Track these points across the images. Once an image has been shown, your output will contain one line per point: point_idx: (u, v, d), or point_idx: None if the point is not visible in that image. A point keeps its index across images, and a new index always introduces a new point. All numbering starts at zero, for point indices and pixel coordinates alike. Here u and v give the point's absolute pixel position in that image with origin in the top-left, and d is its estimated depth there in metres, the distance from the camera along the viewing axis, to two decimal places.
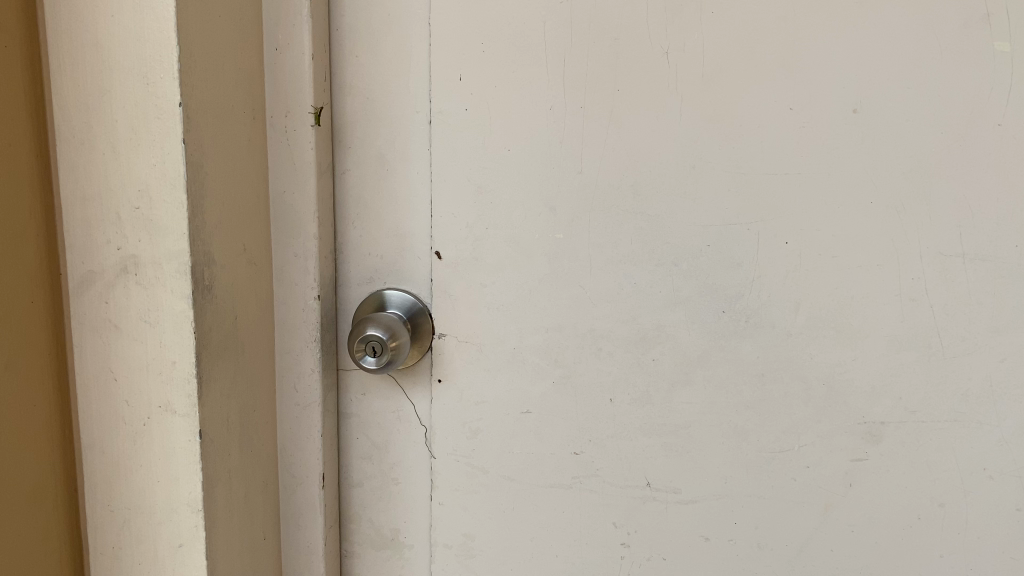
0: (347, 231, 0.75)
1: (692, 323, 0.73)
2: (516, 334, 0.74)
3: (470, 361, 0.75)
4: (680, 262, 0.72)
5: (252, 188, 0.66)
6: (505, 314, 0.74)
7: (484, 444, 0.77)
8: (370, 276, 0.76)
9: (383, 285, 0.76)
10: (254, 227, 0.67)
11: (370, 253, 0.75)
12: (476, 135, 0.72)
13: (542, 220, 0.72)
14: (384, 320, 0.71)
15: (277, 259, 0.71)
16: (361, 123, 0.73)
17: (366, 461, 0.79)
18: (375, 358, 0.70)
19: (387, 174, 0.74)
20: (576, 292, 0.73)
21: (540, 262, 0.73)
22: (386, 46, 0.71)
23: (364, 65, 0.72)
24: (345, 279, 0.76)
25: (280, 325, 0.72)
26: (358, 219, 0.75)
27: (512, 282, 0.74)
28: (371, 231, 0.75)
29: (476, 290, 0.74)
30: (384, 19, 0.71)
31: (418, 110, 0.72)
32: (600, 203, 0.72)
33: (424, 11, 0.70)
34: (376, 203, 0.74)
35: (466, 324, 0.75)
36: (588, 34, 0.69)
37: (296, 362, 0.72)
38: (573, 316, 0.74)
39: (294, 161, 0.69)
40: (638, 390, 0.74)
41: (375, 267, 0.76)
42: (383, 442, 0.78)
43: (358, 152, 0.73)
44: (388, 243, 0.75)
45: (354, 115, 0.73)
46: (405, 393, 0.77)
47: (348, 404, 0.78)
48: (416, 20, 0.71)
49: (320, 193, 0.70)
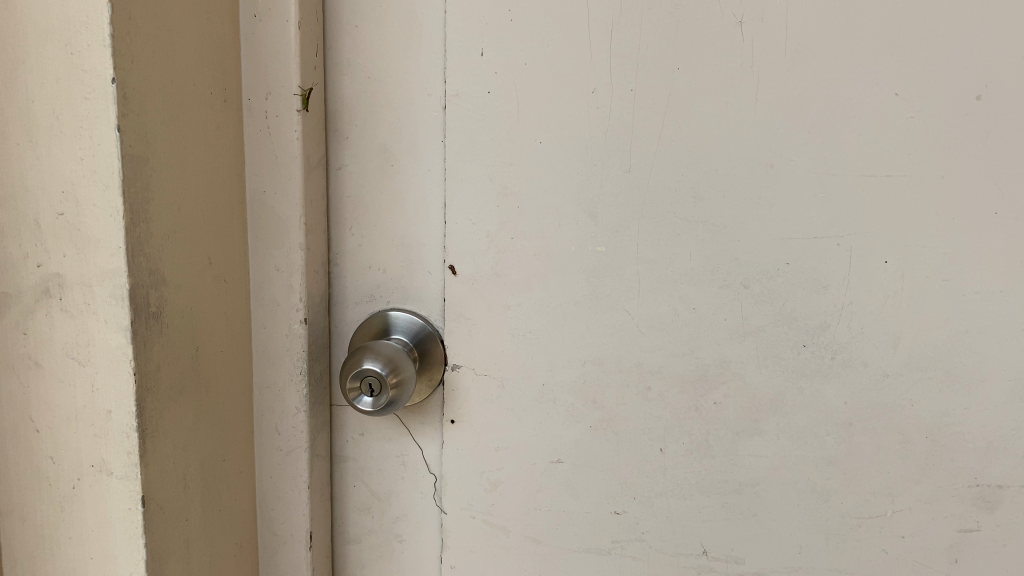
0: (344, 240, 0.62)
1: (765, 359, 0.59)
2: (545, 368, 0.61)
3: (490, 399, 0.62)
4: (751, 283, 0.58)
5: (220, 187, 0.53)
6: (533, 344, 0.61)
7: (505, 499, 0.63)
8: (370, 293, 0.63)
9: (386, 304, 0.63)
10: (224, 236, 0.54)
11: (369, 266, 0.62)
12: (500, 124, 0.58)
13: (581, 230, 0.59)
14: (384, 352, 0.58)
15: (256, 274, 0.58)
16: (360, 108, 0.60)
17: (363, 514, 0.66)
18: (373, 398, 0.57)
19: (392, 171, 0.60)
20: (620, 318, 0.60)
21: (577, 281, 0.59)
22: (392, 13, 0.58)
23: (365, 37, 0.59)
24: (341, 297, 0.63)
25: (258, 353, 0.59)
26: (356, 225, 0.62)
27: (542, 304, 0.60)
28: (372, 240, 0.62)
29: (498, 313, 0.61)
30: None
31: (431, 92, 0.59)
32: (653, 209, 0.58)
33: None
34: (378, 206, 0.61)
35: (485, 354, 0.61)
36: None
37: (278, 398, 0.60)
38: (617, 347, 0.60)
39: (275, 155, 0.56)
40: (694, 440, 0.61)
41: (377, 283, 0.62)
42: (384, 492, 0.65)
43: (356, 144, 0.60)
44: (392, 254, 0.62)
45: (353, 99, 0.60)
46: (412, 434, 0.64)
47: (343, 445, 0.65)
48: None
49: (307, 195, 0.57)
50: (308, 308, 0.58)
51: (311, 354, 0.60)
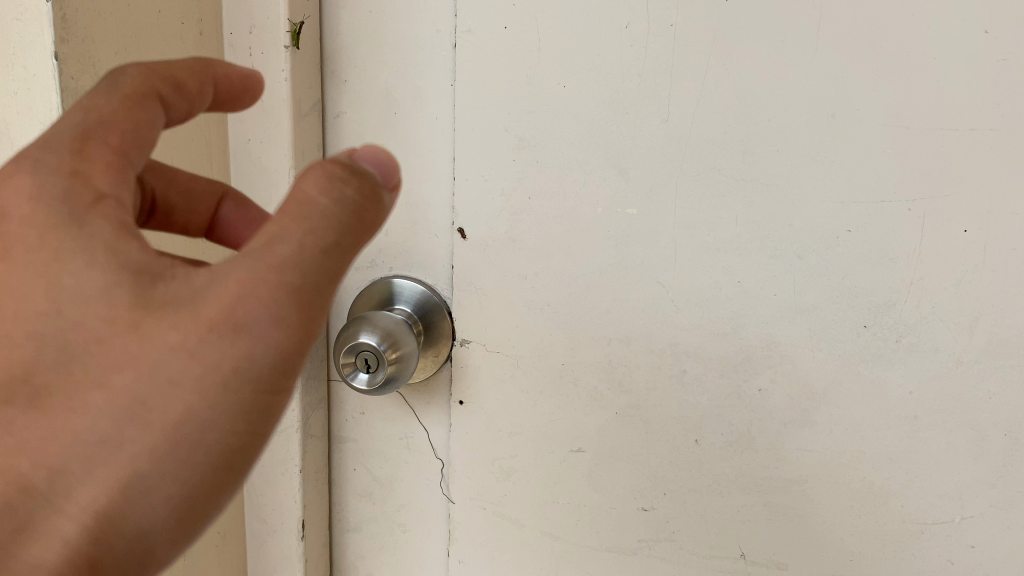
0: None
1: (819, 341, 0.51)
2: (566, 345, 0.54)
3: (504, 379, 0.55)
4: (806, 254, 0.50)
5: (192, 135, 0.47)
6: (553, 318, 0.54)
7: (520, 491, 0.57)
8: (371, 258, 0.56)
9: (389, 271, 0.56)
10: None
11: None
12: (518, 65, 0.50)
13: (610, 188, 0.51)
14: (383, 324, 0.51)
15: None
16: (360, 47, 0.53)
17: (365, 500, 0.60)
18: (369, 375, 0.51)
19: (396, 118, 0.53)
20: (653, 291, 0.52)
21: (604, 248, 0.52)
22: None
23: None
24: None
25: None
26: None
27: (564, 274, 0.53)
28: None
29: (513, 283, 0.54)
30: None
31: (440, 28, 0.51)
32: (693, 166, 0.50)
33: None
34: None
35: (498, 328, 0.54)
36: None
37: None
38: (648, 325, 0.53)
39: (260, 99, 0.49)
40: (734, 430, 0.53)
41: (379, 247, 0.56)
42: (387, 478, 0.59)
43: (356, 89, 0.53)
44: (395, 215, 0.55)
45: (352, 37, 0.53)
46: (418, 415, 0.58)
47: (343, 425, 0.59)
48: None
49: (297, 145, 0.50)
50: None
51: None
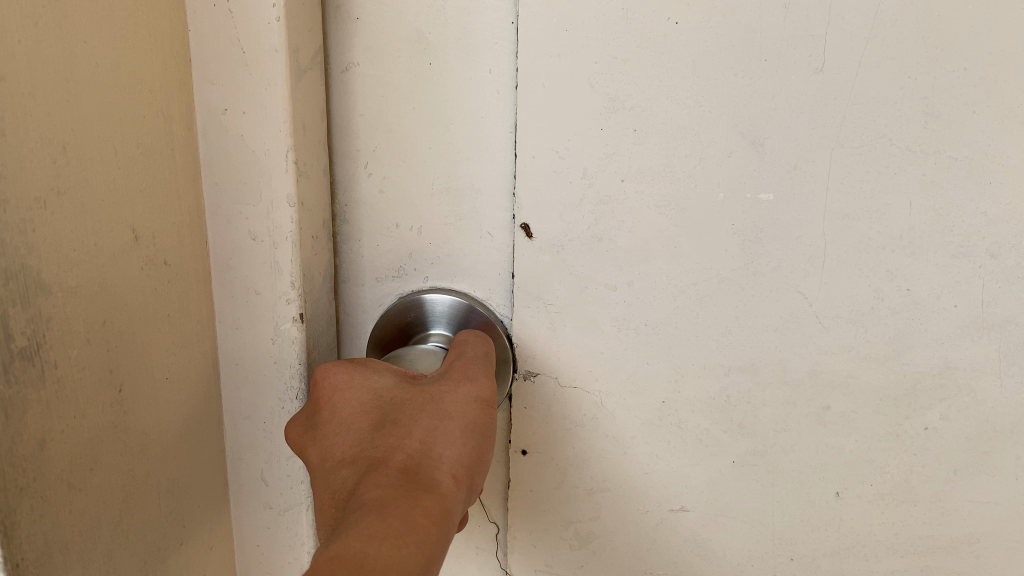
0: (355, 184, 0.40)
1: (1012, 366, 0.38)
2: (669, 377, 0.40)
3: (581, 422, 0.41)
4: (1004, 253, 0.37)
5: (148, 108, 0.31)
6: (651, 343, 0.40)
7: (600, 560, 0.44)
8: (398, 266, 0.41)
9: (423, 283, 0.41)
10: (159, 187, 0.32)
11: (393, 223, 0.40)
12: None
13: (736, 167, 0.37)
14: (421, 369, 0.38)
15: (216, 246, 0.37)
16: None
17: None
18: None
19: (431, 72, 0.38)
20: (791, 304, 0.39)
21: (726, 248, 0.38)
22: None
23: None
24: (354, 269, 0.42)
25: (230, 366, 0.39)
26: (374, 161, 0.39)
27: (669, 284, 0.39)
28: (400, 184, 0.40)
29: (598, 297, 0.39)
30: None
31: None
32: (855, 134, 0.36)
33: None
34: (407, 131, 0.39)
35: (575, 358, 0.40)
36: None
37: (261, 436, 0.40)
38: (782, 348, 0.39)
39: (239, 48, 0.34)
40: (888, 480, 0.41)
41: (408, 251, 0.41)
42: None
43: (373, 31, 0.38)
44: (430, 207, 0.40)
45: None
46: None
47: None
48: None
49: (295, 117, 0.35)
50: (303, 299, 0.37)
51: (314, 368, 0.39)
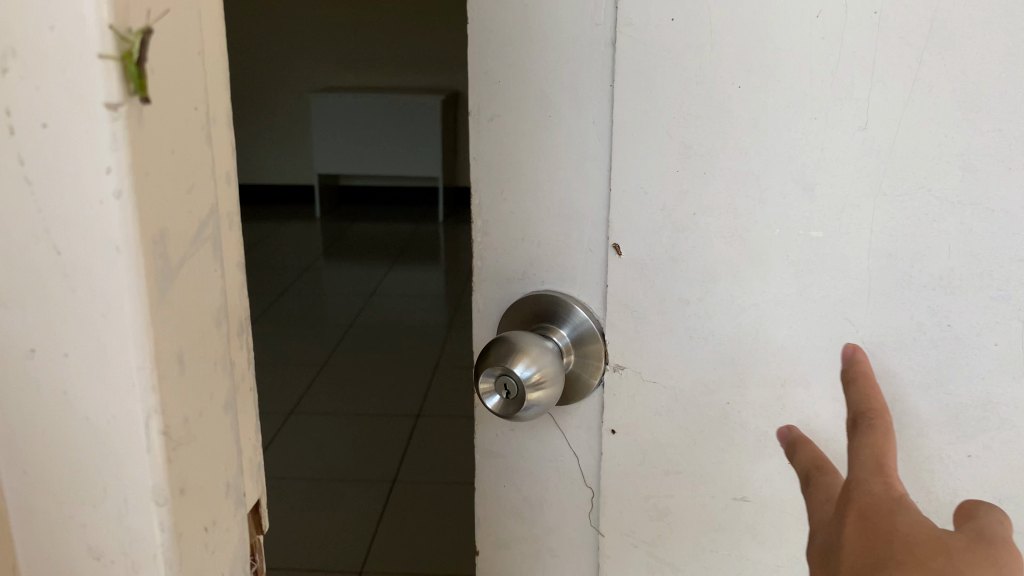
0: (494, 206, 0.51)
1: None
2: (733, 383, 0.47)
3: (659, 410, 0.50)
4: None
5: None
6: (718, 351, 0.47)
7: (676, 531, 0.52)
8: (523, 271, 0.52)
9: (540, 284, 0.52)
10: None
11: (514, 238, 0.52)
12: (686, 64, 0.44)
13: (791, 207, 0.44)
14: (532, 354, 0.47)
15: (28, 513, 0.36)
16: (513, 44, 0.48)
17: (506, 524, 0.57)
18: (503, 400, 0.48)
19: (551, 123, 0.48)
20: (841, 329, 0.44)
21: (782, 276, 0.45)
22: None
23: None
24: (490, 272, 0.53)
25: None
26: (508, 189, 0.51)
27: (735, 302, 0.46)
28: (526, 208, 0.51)
29: (674, 308, 0.48)
30: None
31: (599, 22, 0.46)
32: (895, 184, 0.41)
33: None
34: (533, 167, 0.50)
35: (655, 356, 0.49)
36: None
37: None
38: (832, 367, 0.45)
39: (53, 251, 0.31)
40: (932, 499, 0.45)
41: (530, 259, 0.52)
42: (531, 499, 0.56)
43: (508, 90, 0.49)
44: (549, 226, 0.50)
45: (503, 32, 0.48)
46: (566, 439, 0.54)
47: (490, 439, 0.55)
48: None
49: (162, 328, 0.32)
50: (183, 555, 0.35)
51: (213, 571, 0.38)
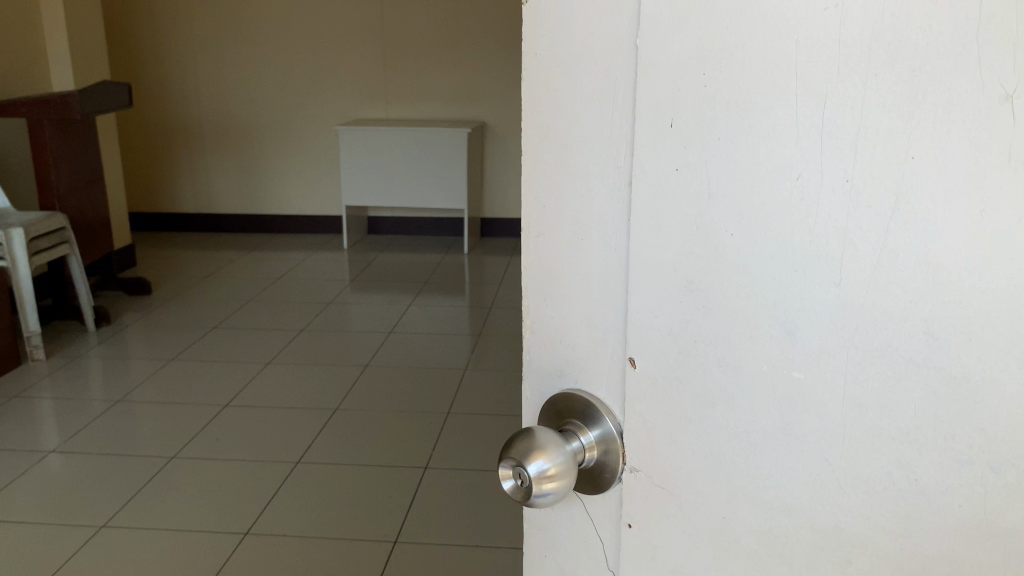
0: (543, 308, 0.67)
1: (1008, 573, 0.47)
2: (727, 498, 0.57)
3: (669, 515, 0.61)
4: (1004, 469, 0.46)
5: None
6: (717, 469, 0.57)
7: None
8: (561, 367, 0.67)
9: (574, 380, 0.66)
10: None
11: (563, 335, 0.66)
12: (689, 206, 0.54)
13: (778, 347, 0.52)
14: (542, 439, 0.58)
15: None
16: (558, 177, 0.63)
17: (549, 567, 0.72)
18: (518, 482, 0.59)
19: (584, 244, 0.62)
20: (818, 468, 0.52)
21: (768, 411, 0.54)
22: (591, 78, 0.59)
23: (564, 100, 0.61)
24: (541, 362, 0.69)
25: None
26: (552, 296, 0.66)
27: (729, 428, 0.56)
28: (565, 312, 0.65)
29: (682, 423, 0.58)
30: (586, 47, 0.59)
31: (620, 164, 0.58)
32: (864, 339, 0.49)
33: (635, 33, 0.55)
34: (566, 279, 0.64)
35: (663, 466, 0.60)
36: (866, 54, 0.46)
37: None
38: (811, 502, 0.53)
39: None
40: None
41: (568, 357, 0.66)
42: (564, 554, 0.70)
43: (553, 214, 0.64)
44: (581, 332, 0.64)
45: (552, 167, 0.63)
46: (595, 526, 0.67)
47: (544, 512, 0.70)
48: (627, 48, 0.56)
49: None
50: None
51: None
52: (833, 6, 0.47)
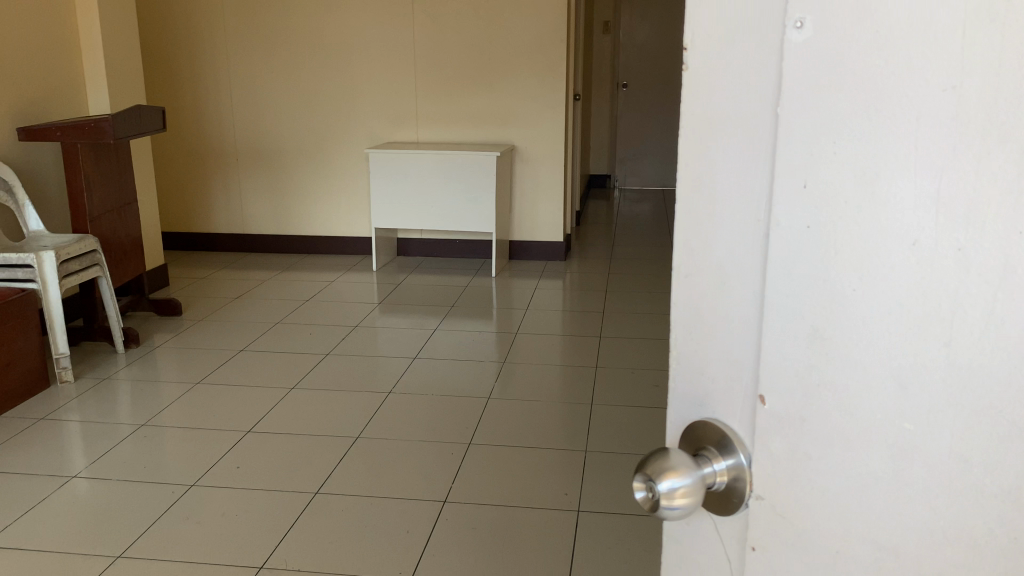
0: (688, 344, 0.80)
1: None
2: (842, 535, 0.65)
3: (789, 543, 0.69)
4: None
5: None
6: (834, 506, 0.65)
7: None
8: (699, 399, 0.79)
9: (711, 412, 0.78)
10: None
11: (708, 363, 0.77)
12: (816, 261, 0.62)
13: (895, 400, 0.60)
14: (672, 460, 0.72)
15: None
16: (705, 227, 0.74)
17: (691, 564, 0.84)
18: (648, 492, 0.73)
19: (723, 290, 0.73)
20: (926, 513, 0.60)
21: (883, 457, 0.61)
22: (738, 140, 0.69)
23: (713, 158, 0.72)
24: (684, 392, 0.81)
25: None
26: (695, 334, 0.78)
27: (847, 470, 0.63)
28: (704, 351, 0.77)
29: (804, 460, 0.66)
30: (732, 111, 0.69)
31: (762, 217, 0.68)
32: (972, 398, 0.56)
33: (776, 104, 0.65)
34: (709, 322, 0.76)
35: (785, 497, 0.69)
36: (972, 135, 0.54)
37: None
38: (918, 546, 0.61)
39: None
40: None
41: (707, 390, 0.78)
42: (703, 559, 0.81)
43: (700, 259, 0.75)
44: (719, 369, 0.75)
45: (698, 219, 0.75)
46: (724, 543, 0.78)
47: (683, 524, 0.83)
48: (769, 115, 0.66)
49: None
50: None
51: None
52: (951, 89, 0.54)
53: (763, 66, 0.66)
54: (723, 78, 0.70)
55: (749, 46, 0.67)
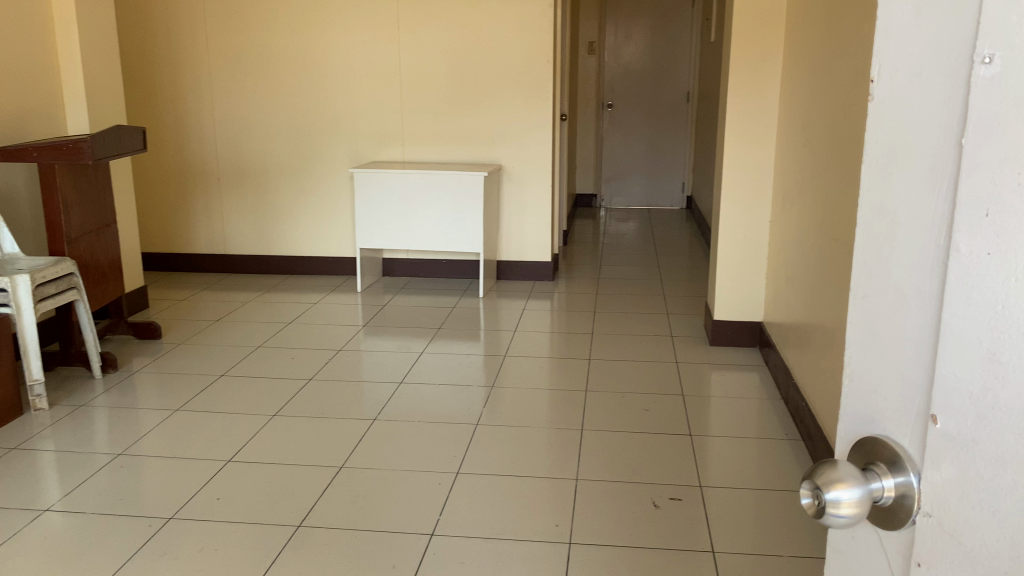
0: (865, 363, 0.90)
1: None
2: (1010, 558, 0.68)
3: (953, 560, 0.74)
4: None
5: None
6: (1002, 528, 0.69)
7: None
8: (874, 415, 0.89)
9: (885, 429, 0.87)
10: None
11: (885, 378, 0.86)
12: (994, 285, 0.68)
13: None
14: (840, 471, 0.82)
15: None
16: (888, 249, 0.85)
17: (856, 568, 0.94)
18: (816, 498, 0.84)
19: (903, 303, 0.82)
20: None
21: None
22: (924, 170, 0.78)
23: (901, 187, 0.82)
24: (860, 406, 0.92)
25: None
26: (874, 353, 0.88)
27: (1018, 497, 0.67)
28: (880, 366, 0.87)
29: (972, 479, 0.71)
30: (920, 145, 0.79)
31: (941, 240, 0.76)
32: None
33: (961, 135, 0.73)
34: (887, 339, 0.85)
35: (953, 515, 0.74)
36: None
37: None
38: None
39: None
40: None
41: (881, 405, 0.87)
42: (870, 566, 0.90)
43: (880, 278, 0.85)
44: (893, 385, 0.85)
45: (886, 238, 0.84)
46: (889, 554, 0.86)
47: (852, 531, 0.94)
48: (954, 151, 0.74)
49: None
50: None
51: None
52: None
53: (946, 100, 0.75)
54: (916, 110, 0.79)
55: (936, 87, 0.76)
